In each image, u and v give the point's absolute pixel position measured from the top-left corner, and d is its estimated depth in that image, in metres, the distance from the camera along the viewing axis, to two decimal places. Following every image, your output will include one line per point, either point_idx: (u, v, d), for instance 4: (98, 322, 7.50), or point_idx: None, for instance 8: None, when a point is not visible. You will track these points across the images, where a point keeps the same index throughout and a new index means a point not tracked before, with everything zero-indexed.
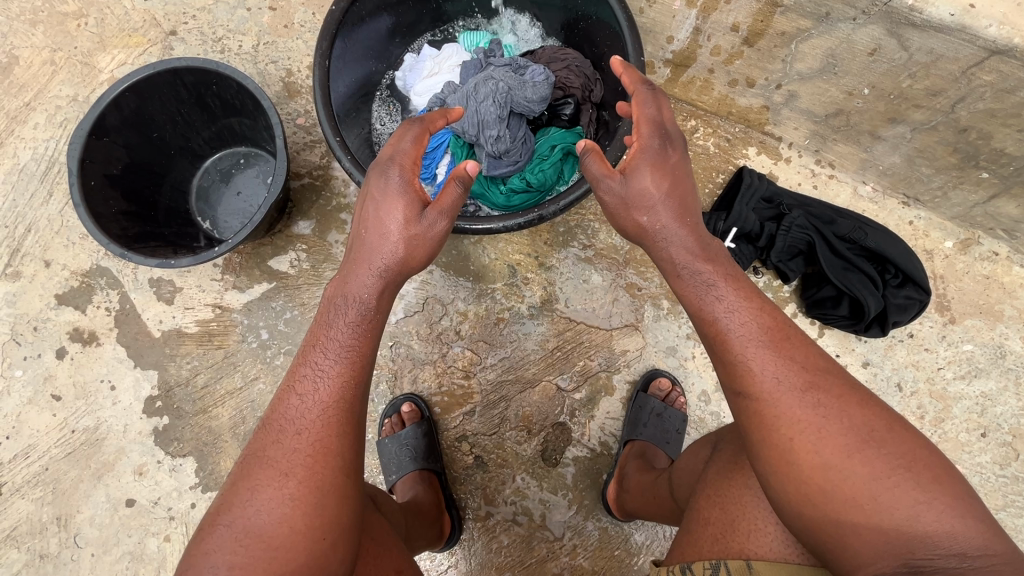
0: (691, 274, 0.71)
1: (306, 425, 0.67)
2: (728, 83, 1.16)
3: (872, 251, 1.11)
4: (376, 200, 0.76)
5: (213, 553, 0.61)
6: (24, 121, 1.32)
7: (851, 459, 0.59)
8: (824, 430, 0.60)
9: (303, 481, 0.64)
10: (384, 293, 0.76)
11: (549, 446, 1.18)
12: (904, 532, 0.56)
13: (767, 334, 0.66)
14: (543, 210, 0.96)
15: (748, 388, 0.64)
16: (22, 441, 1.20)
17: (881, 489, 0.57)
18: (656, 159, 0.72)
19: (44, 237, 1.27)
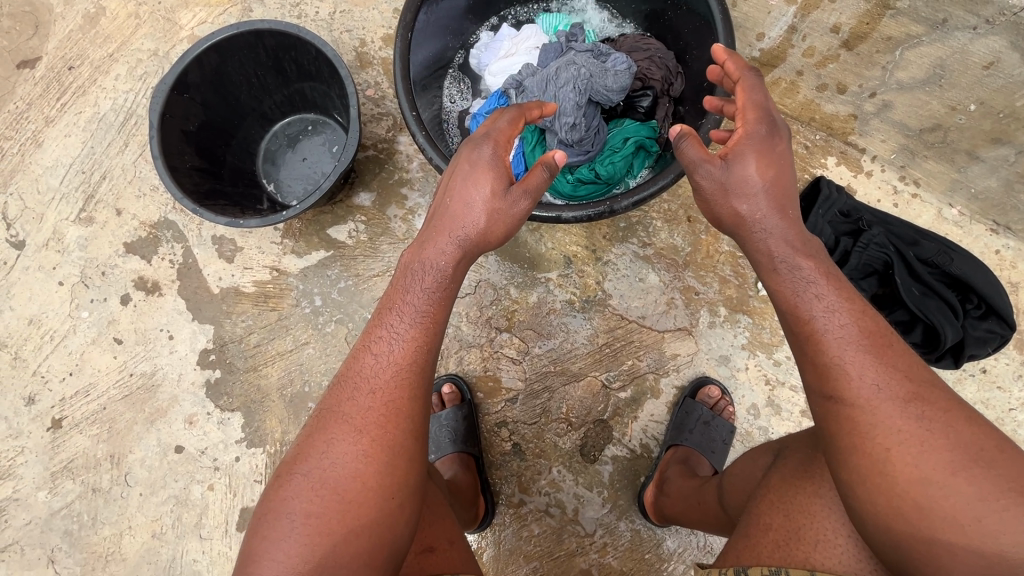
0: (789, 269, 0.67)
1: (380, 385, 0.68)
2: (816, 87, 1.09)
3: (955, 277, 1.04)
4: (466, 169, 0.75)
5: (291, 499, 0.63)
6: (107, 71, 1.36)
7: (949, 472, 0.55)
8: (924, 444, 0.57)
9: (377, 439, 0.66)
10: (460, 263, 0.75)
11: (589, 442, 1.17)
12: (1007, 559, 0.52)
13: (867, 338, 0.62)
14: (615, 204, 0.93)
15: (842, 393, 0.61)
16: (84, 379, 1.26)
17: (987, 512, 0.53)
18: (761, 146, 0.69)
19: (117, 186, 1.32)
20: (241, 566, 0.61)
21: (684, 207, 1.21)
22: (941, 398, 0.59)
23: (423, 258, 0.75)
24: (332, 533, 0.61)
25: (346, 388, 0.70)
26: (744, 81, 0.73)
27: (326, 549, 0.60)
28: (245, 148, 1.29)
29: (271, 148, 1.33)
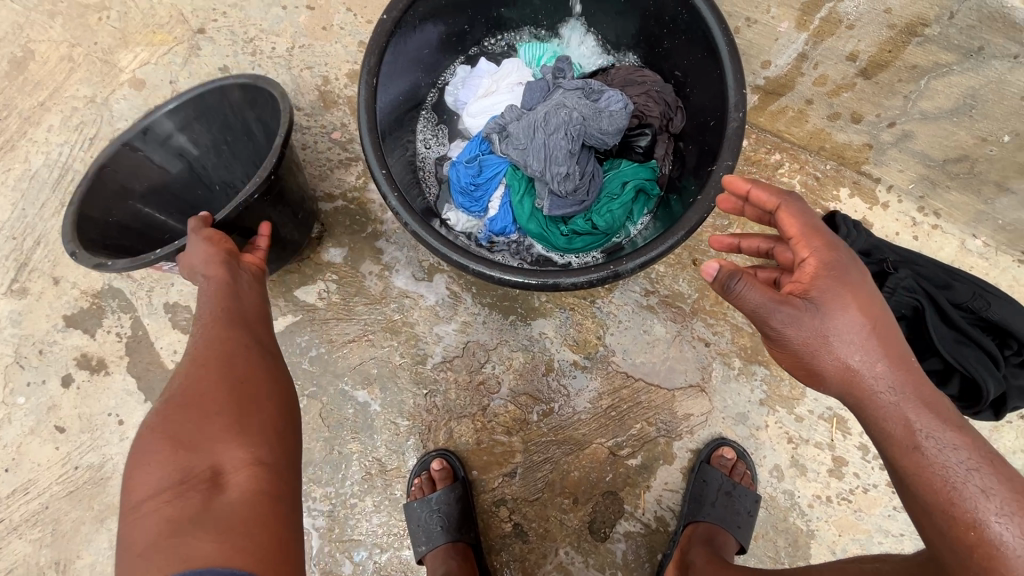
0: (914, 420, 0.61)
1: (211, 327, 0.70)
2: (827, 116, 1.00)
3: (992, 323, 0.95)
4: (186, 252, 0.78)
5: (147, 439, 0.59)
6: (38, 122, 1.21)
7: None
8: None
9: (222, 358, 0.67)
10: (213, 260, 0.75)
11: (598, 518, 1.05)
12: None
13: (1006, 492, 0.58)
14: (620, 267, 0.82)
15: (990, 562, 0.57)
16: (21, 475, 1.10)
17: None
18: (847, 286, 0.63)
19: (54, 251, 1.17)
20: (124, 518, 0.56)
21: (689, 249, 1.10)
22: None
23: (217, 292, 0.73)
24: (201, 417, 0.61)
25: (164, 414, 0.61)
26: (788, 204, 0.67)
27: (183, 492, 0.55)
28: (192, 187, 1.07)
29: (217, 202, 1.09)
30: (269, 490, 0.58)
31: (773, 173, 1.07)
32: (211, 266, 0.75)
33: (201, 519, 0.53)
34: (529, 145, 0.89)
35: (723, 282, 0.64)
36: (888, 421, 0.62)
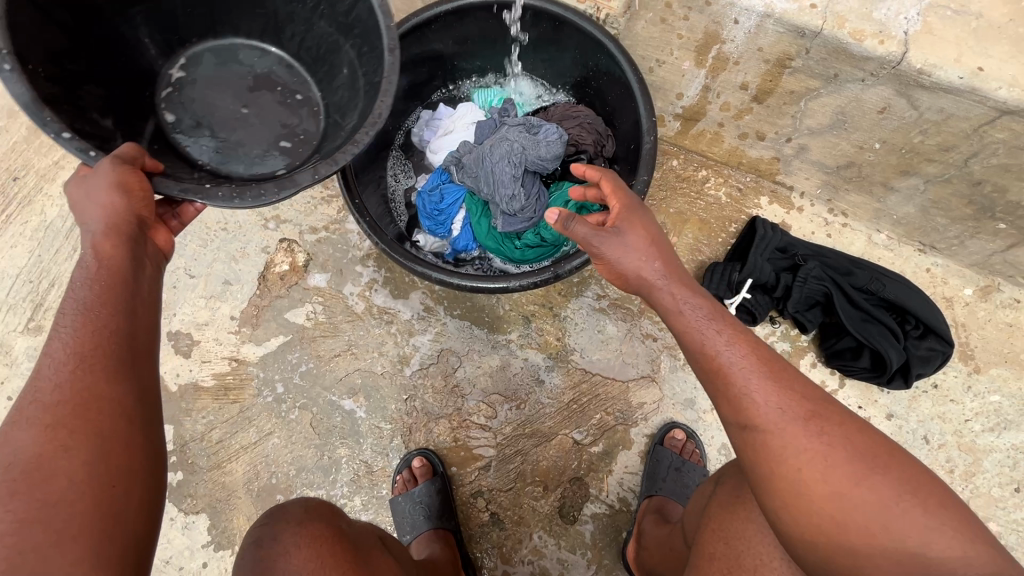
0: (692, 309, 0.69)
1: (74, 355, 0.60)
2: (737, 136, 1.17)
3: (891, 301, 1.10)
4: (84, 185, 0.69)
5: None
6: (53, 179, 1.36)
7: (881, 492, 0.59)
8: (830, 461, 0.60)
9: (79, 423, 0.57)
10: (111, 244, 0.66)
11: (567, 502, 1.16)
12: (916, 559, 0.56)
13: (765, 364, 0.65)
14: (558, 269, 0.98)
15: (753, 421, 0.63)
16: None
17: (888, 516, 0.58)
18: (641, 218, 0.73)
19: (67, 291, 1.30)
20: None
21: None
22: (830, 406, 0.64)
23: (91, 251, 0.67)
24: (32, 518, 0.52)
25: (7, 480, 0.53)
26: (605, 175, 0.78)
27: None
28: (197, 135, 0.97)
29: (297, 124, 1.01)
30: None
31: (700, 187, 1.24)
32: (106, 239, 0.66)
33: None
34: (479, 173, 1.06)
35: (563, 222, 0.73)
36: (684, 331, 0.68)
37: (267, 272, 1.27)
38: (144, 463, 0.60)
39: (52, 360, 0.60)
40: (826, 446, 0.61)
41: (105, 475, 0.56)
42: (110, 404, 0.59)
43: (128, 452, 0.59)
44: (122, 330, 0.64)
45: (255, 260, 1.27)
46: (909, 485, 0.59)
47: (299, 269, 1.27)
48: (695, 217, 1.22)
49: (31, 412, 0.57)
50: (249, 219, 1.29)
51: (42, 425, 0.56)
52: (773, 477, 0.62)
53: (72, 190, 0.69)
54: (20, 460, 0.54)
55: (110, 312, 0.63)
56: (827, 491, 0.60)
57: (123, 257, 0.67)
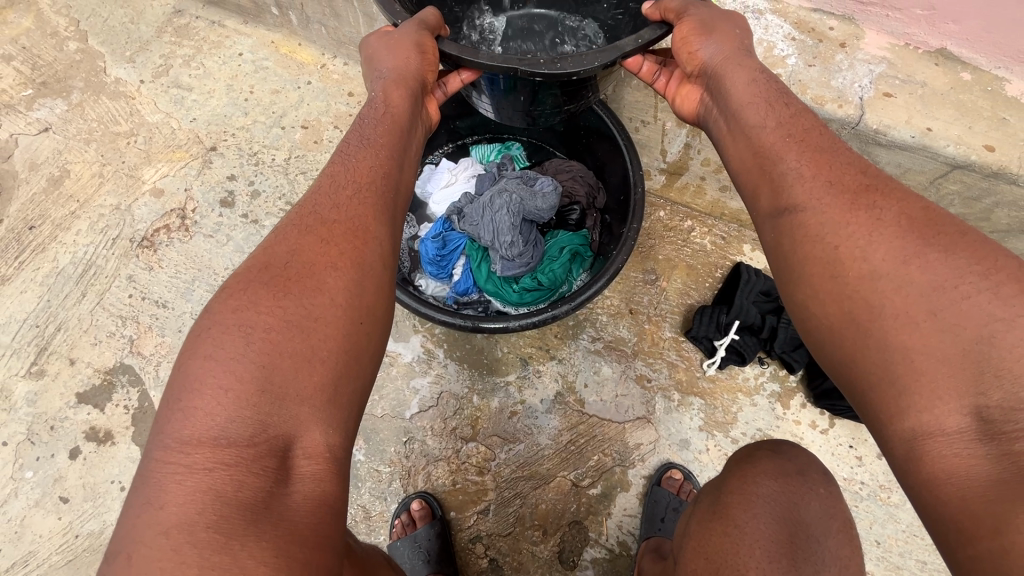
0: (749, 107, 0.76)
1: (345, 203, 0.71)
2: (718, 189, 1.29)
3: None
4: (387, 43, 0.85)
5: (246, 323, 0.59)
6: (68, 228, 1.42)
7: (946, 280, 0.54)
8: (872, 237, 0.59)
9: (342, 260, 0.66)
10: (393, 95, 0.83)
11: (567, 547, 1.15)
12: (973, 347, 0.51)
13: (806, 143, 0.70)
14: (557, 309, 1.03)
15: (790, 201, 0.67)
16: (23, 548, 1.17)
17: (947, 300, 0.53)
18: (728, 41, 0.81)
19: (72, 335, 1.32)
20: (173, 405, 0.56)
21: (626, 301, 1.31)
22: (895, 191, 0.63)
23: (382, 95, 0.83)
24: (284, 354, 0.58)
25: (261, 286, 0.62)
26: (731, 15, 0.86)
27: (246, 456, 0.54)
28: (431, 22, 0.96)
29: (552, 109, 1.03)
30: (327, 490, 0.57)
31: (687, 237, 1.34)
32: (393, 97, 0.83)
33: (259, 514, 0.52)
34: (481, 222, 1.13)
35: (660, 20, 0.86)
36: (752, 137, 0.75)
37: None
38: (379, 301, 0.67)
39: (336, 183, 0.74)
40: (881, 237, 0.59)
41: (355, 312, 0.64)
42: (371, 249, 0.69)
43: (378, 291, 0.67)
44: (389, 172, 0.77)
45: None
46: (987, 272, 0.54)
47: None
48: (682, 263, 1.32)
49: (309, 228, 0.68)
50: None
51: (317, 236, 0.67)
52: (808, 258, 0.63)
53: (373, 46, 0.88)
54: (294, 269, 0.64)
55: (380, 175, 0.76)
56: (872, 274, 0.58)
57: (404, 108, 0.83)
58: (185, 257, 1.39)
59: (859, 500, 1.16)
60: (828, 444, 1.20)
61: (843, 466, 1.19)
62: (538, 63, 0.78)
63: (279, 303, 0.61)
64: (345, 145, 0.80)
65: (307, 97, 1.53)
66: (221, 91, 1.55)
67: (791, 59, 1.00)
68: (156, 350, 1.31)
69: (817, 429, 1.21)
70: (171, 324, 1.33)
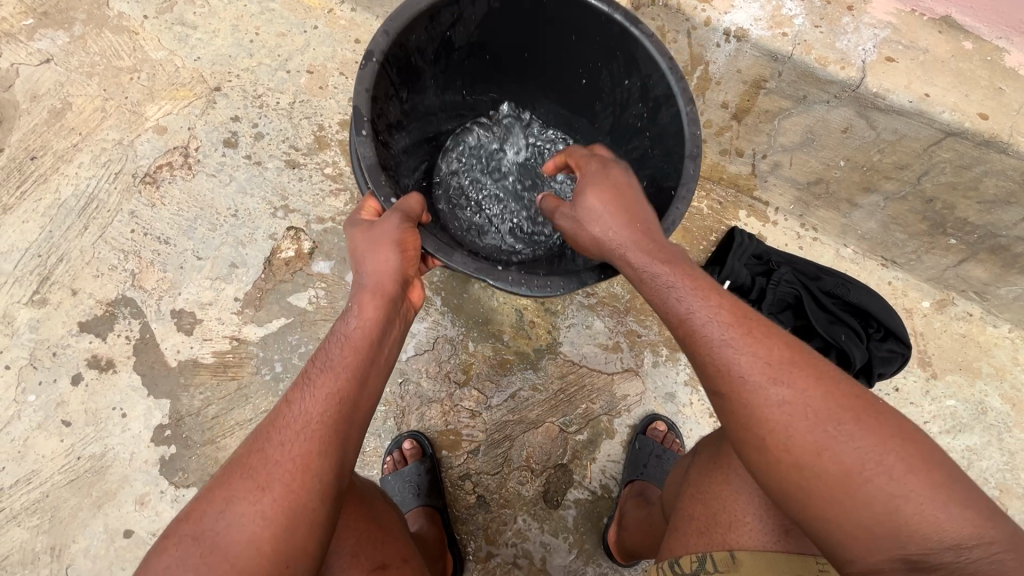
0: (653, 278, 0.76)
1: (307, 420, 0.70)
2: (719, 152, 1.29)
3: (855, 306, 1.19)
4: (368, 250, 0.83)
5: (205, 524, 0.66)
6: (70, 160, 1.42)
7: (860, 450, 0.62)
8: (790, 429, 0.64)
9: (294, 470, 0.68)
10: (366, 309, 0.79)
11: (551, 488, 1.21)
12: (891, 518, 0.60)
13: (730, 324, 0.70)
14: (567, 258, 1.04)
15: (718, 385, 0.69)
16: (26, 467, 1.21)
17: (867, 486, 0.61)
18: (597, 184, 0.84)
19: (74, 267, 1.34)
20: None
21: None
22: (806, 364, 0.67)
23: (356, 305, 0.79)
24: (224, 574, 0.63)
25: (225, 484, 0.68)
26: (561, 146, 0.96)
27: None
28: (410, 95, 1.04)
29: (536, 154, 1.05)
30: None
31: None
32: (355, 323, 0.78)
33: None
34: None
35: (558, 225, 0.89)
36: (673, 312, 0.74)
37: (273, 257, 1.34)
38: (327, 493, 0.69)
39: (325, 354, 0.76)
40: (790, 390, 0.65)
41: (292, 520, 0.66)
42: (314, 481, 0.68)
43: (317, 505, 0.68)
44: (362, 369, 0.75)
45: (262, 245, 1.35)
46: (884, 453, 0.62)
47: (303, 256, 1.34)
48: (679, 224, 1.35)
49: (265, 451, 0.70)
50: (259, 207, 1.38)
51: (275, 451, 0.69)
52: (749, 443, 0.67)
53: (355, 239, 0.86)
54: (247, 488, 0.67)
55: (346, 399, 0.73)
56: (824, 450, 0.63)
57: (378, 319, 0.79)
58: (188, 195, 1.39)
59: None
60: None
61: None
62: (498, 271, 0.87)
63: (228, 504, 0.67)
64: (338, 325, 0.80)
65: (313, 42, 1.51)
66: (226, 31, 1.53)
67: (798, 19, 1.01)
68: (158, 285, 1.33)
69: None
70: (173, 260, 1.35)
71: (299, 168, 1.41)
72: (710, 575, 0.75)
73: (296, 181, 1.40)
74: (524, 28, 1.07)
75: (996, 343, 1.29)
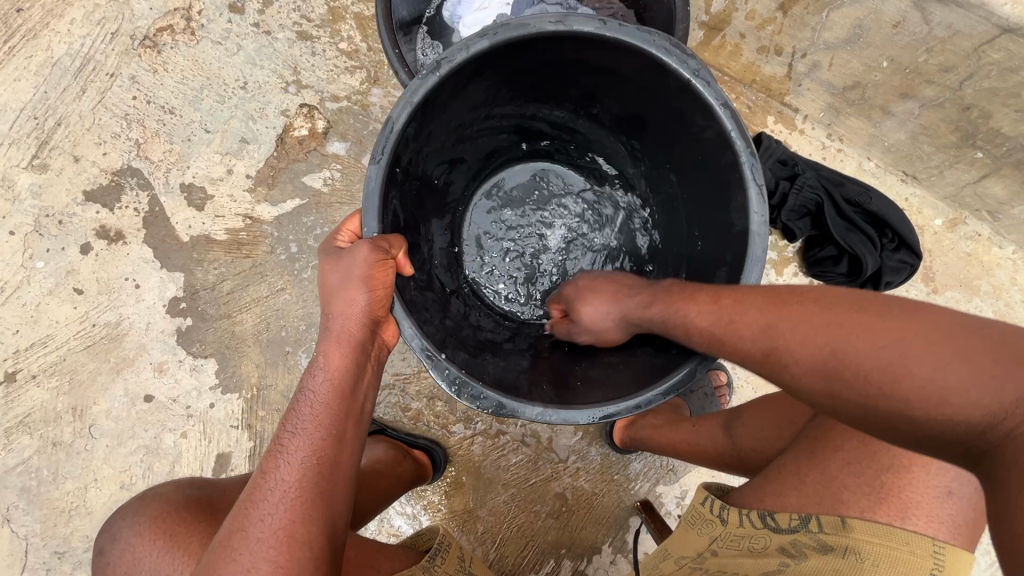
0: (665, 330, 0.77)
1: (289, 474, 0.69)
2: (757, 49, 1.23)
3: (874, 214, 1.20)
4: (336, 287, 0.77)
5: None
6: (60, 15, 1.30)
7: (879, 350, 0.53)
8: (804, 311, 0.61)
9: (290, 509, 0.67)
10: (336, 368, 0.76)
11: None
12: (925, 400, 0.50)
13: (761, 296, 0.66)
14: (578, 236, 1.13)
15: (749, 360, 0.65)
16: (41, 331, 1.21)
17: (899, 357, 0.52)
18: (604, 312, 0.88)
19: (74, 133, 1.27)
20: None
21: None
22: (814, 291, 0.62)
23: (323, 357, 0.77)
24: None
25: (222, 550, 0.66)
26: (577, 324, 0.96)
27: None
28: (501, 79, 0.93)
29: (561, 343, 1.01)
30: None
31: None
32: (332, 372, 0.75)
33: None
34: None
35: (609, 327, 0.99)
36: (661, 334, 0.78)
37: (286, 135, 1.28)
38: (318, 555, 0.66)
39: (296, 415, 0.73)
40: (799, 329, 0.60)
41: (295, 551, 0.65)
42: (302, 542, 0.66)
43: (317, 529, 0.67)
44: (340, 412, 0.74)
45: (273, 121, 1.29)
46: (931, 335, 0.51)
47: (317, 135, 1.29)
48: None
49: (250, 509, 0.68)
50: (269, 80, 1.30)
51: (262, 495, 0.68)
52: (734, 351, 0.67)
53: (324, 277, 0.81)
54: (244, 544, 0.65)
55: (326, 442, 0.71)
56: (834, 357, 0.56)
57: (347, 368, 0.76)
58: (193, 63, 1.31)
59: None
60: None
61: None
62: (523, 395, 0.83)
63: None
64: (303, 385, 0.76)
65: None
66: None
67: None
68: (165, 157, 1.28)
69: None
70: (180, 132, 1.29)
71: (312, 41, 1.31)
72: (812, 533, 0.73)
73: (309, 55, 1.31)
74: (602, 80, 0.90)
75: (999, 263, 1.30)
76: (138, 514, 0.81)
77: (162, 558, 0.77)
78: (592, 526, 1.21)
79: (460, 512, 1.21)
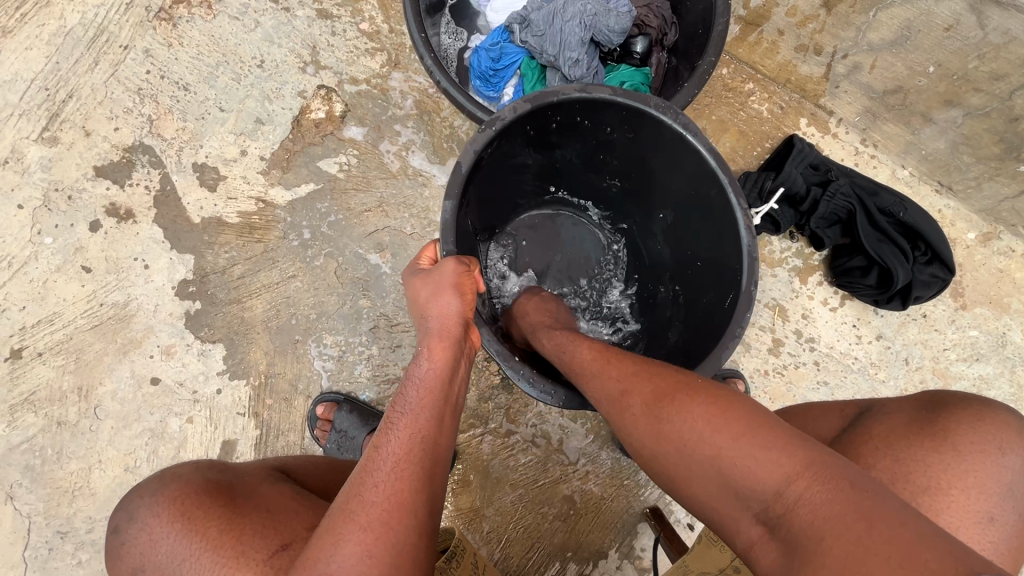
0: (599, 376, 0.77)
1: (395, 448, 0.64)
2: (796, 48, 1.19)
3: (907, 225, 1.15)
4: (431, 286, 0.79)
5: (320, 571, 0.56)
6: None
7: (810, 495, 0.52)
8: (737, 432, 0.59)
9: (399, 480, 0.61)
10: (440, 356, 0.74)
11: None
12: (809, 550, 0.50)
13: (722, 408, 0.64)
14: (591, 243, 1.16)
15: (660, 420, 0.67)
16: (47, 308, 1.19)
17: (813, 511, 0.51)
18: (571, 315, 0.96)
19: (86, 105, 1.24)
20: None
21: None
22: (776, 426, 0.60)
23: (426, 348, 0.75)
24: None
25: (325, 528, 0.60)
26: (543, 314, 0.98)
27: None
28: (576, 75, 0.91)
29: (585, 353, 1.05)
30: None
31: (745, 99, 1.24)
32: (435, 358, 0.74)
33: None
34: (546, 31, 1.05)
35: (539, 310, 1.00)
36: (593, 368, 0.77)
37: (302, 117, 1.25)
38: (424, 536, 0.59)
39: (404, 396, 0.71)
40: (739, 439, 0.59)
41: (399, 523, 0.59)
42: (409, 517, 0.59)
43: (428, 509, 0.61)
44: (444, 396, 0.71)
45: (289, 102, 1.25)
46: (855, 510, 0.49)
47: (335, 118, 1.25)
48: (734, 126, 1.23)
49: (355, 485, 0.62)
50: (286, 59, 1.26)
51: (365, 468, 0.64)
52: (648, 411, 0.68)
53: (416, 284, 0.82)
54: (351, 517, 0.59)
55: (429, 420, 0.68)
56: (769, 475, 0.55)
57: (451, 358, 0.75)
58: (208, 39, 1.26)
59: (848, 371, 1.22)
60: (834, 321, 1.24)
61: (842, 342, 1.24)
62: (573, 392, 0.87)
63: (330, 553, 0.57)
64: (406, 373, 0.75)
65: None
66: None
67: None
68: (178, 135, 1.24)
69: (828, 305, 1.24)
70: (193, 109, 1.25)
71: (332, 20, 1.27)
72: None
73: (328, 34, 1.26)
74: (643, 158, 0.95)
75: None
76: (157, 495, 0.78)
77: (181, 547, 0.73)
78: (599, 530, 1.19)
79: (465, 510, 1.19)
